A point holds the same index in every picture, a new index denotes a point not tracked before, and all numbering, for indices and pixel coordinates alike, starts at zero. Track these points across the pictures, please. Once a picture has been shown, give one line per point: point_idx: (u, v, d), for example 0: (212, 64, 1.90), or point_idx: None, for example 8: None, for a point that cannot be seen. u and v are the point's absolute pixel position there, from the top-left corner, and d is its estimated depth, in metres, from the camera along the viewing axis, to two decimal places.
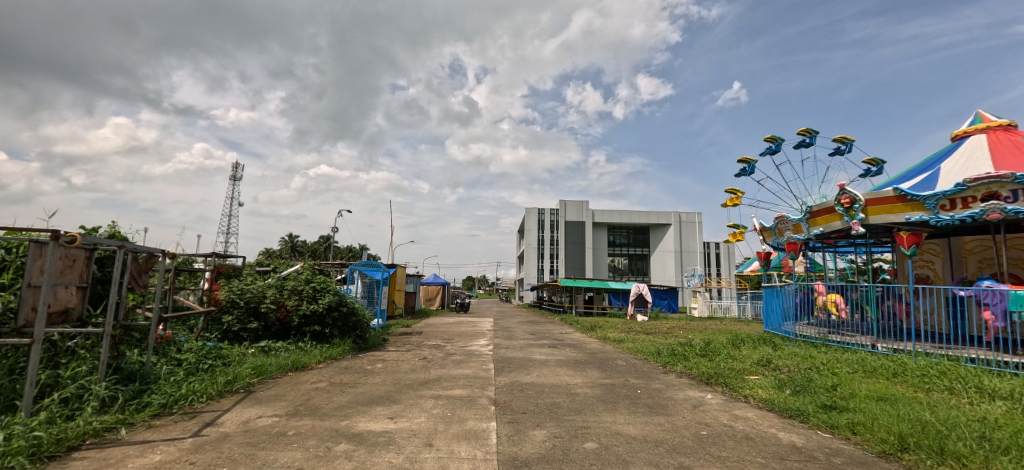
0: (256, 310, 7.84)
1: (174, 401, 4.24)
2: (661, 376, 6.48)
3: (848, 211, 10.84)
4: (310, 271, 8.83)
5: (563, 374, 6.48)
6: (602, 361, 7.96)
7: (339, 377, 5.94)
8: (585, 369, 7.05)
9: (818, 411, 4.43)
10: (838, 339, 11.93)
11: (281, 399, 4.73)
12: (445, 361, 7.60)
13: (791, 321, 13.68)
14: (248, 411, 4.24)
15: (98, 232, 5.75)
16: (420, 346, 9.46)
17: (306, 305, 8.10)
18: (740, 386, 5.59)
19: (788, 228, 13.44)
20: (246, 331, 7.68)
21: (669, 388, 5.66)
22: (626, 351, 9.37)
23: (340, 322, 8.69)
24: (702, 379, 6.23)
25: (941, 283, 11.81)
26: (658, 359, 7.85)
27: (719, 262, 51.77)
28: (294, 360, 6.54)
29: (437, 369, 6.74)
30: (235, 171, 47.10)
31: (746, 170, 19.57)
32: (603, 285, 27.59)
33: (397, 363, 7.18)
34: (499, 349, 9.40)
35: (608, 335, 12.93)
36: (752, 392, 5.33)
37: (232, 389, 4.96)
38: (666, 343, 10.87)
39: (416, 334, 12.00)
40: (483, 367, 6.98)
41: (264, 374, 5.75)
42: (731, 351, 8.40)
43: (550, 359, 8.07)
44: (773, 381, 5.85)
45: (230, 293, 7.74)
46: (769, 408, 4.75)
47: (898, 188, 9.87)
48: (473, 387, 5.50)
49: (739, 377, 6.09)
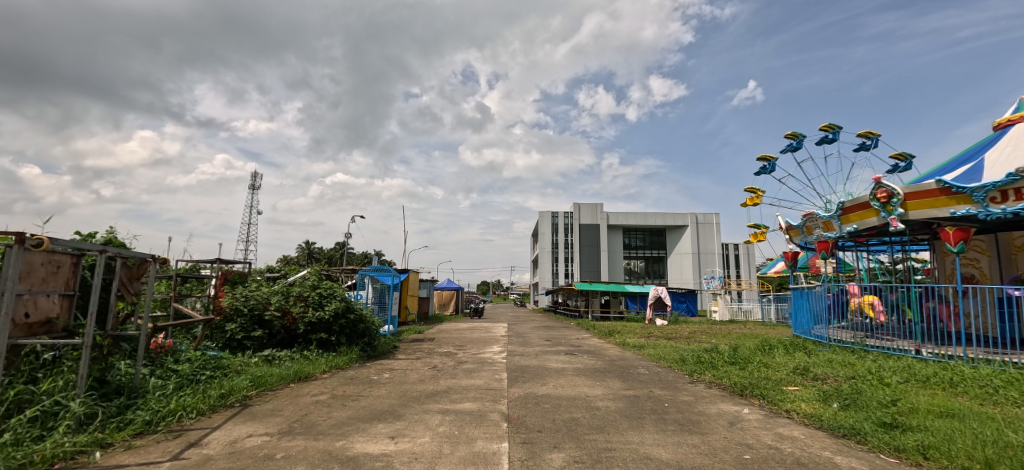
0: (260, 317, 7.56)
1: (159, 419, 3.94)
2: (689, 386, 5.95)
3: (884, 206, 10.13)
4: (316, 276, 8.54)
5: (582, 385, 5.99)
6: (623, 369, 7.44)
7: (342, 389, 5.57)
8: (606, 379, 6.54)
9: (877, 430, 3.89)
10: (877, 345, 11.10)
11: (276, 415, 4.38)
12: (455, 370, 7.19)
13: (823, 325, 12.87)
14: (238, 429, 3.90)
15: (94, 239, 5.62)
16: (430, 354, 9.08)
17: (311, 312, 7.82)
18: (780, 400, 5.04)
19: (818, 226, 12.70)
20: (250, 340, 7.41)
21: (700, 401, 5.14)
22: (647, 358, 8.85)
23: (348, 330, 8.36)
24: (735, 390, 5.68)
25: (988, 282, 11.00)
26: (684, 368, 7.30)
27: (738, 263, 50.39)
28: (297, 371, 6.22)
29: (447, 379, 6.33)
30: (254, 180, 48.04)
31: (766, 168, 18.86)
32: (620, 288, 26.94)
33: (405, 373, 6.80)
34: (512, 357, 8.95)
35: (627, 340, 12.35)
36: (796, 407, 4.77)
37: (226, 403, 4.64)
38: (690, 348, 10.25)
39: (428, 341, 11.64)
40: (495, 377, 6.53)
41: (264, 385, 5.42)
42: (762, 358, 7.81)
43: (568, 368, 7.58)
44: (817, 394, 5.28)
45: (234, 299, 7.48)
46: (817, 425, 4.23)
47: (941, 180, 9.13)
48: (484, 400, 5.06)
49: (776, 388, 5.53)
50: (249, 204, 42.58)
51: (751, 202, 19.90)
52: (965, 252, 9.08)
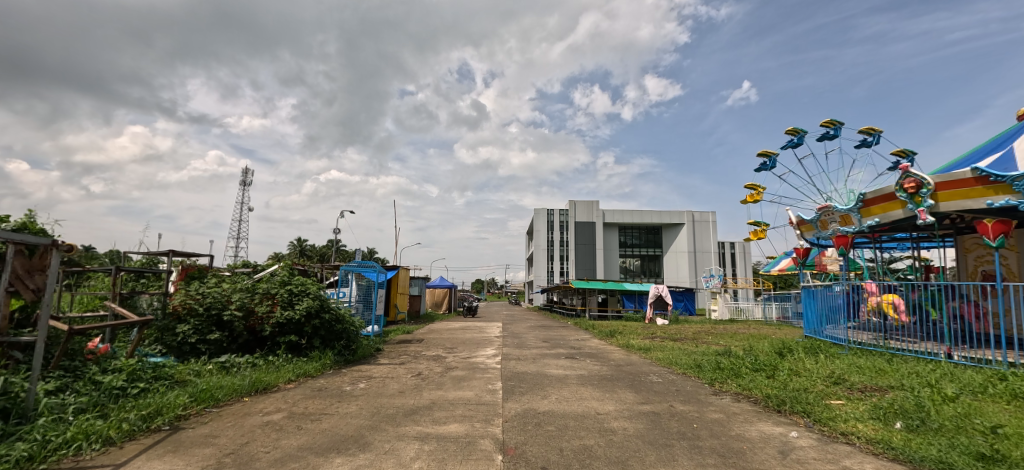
0: (219, 318, 6.60)
1: (47, 453, 3.03)
2: (715, 400, 5.08)
3: (912, 198, 9.34)
4: (287, 270, 7.55)
5: (589, 398, 5.07)
6: (634, 377, 6.54)
7: (304, 405, 4.64)
8: (615, 389, 5.65)
9: (976, 464, 3.03)
10: (902, 348, 10.11)
11: (208, 445, 3.45)
12: (443, 379, 6.25)
13: (840, 326, 11.85)
14: (148, 467, 2.99)
15: (3, 224, 4.68)
16: (416, 358, 8.16)
17: (279, 312, 6.87)
18: (830, 418, 4.20)
19: (834, 221, 11.87)
20: (205, 344, 6.44)
21: (734, 420, 4.28)
22: (657, 363, 7.98)
23: (323, 331, 7.41)
24: (770, 405, 4.82)
25: (1017, 280, 10.25)
26: (704, 376, 6.42)
27: (735, 262, 49.74)
28: (255, 381, 5.29)
29: (432, 392, 5.39)
30: (246, 177, 47.11)
31: (768, 163, 18.21)
32: (619, 286, 26.11)
33: (383, 383, 5.87)
34: (508, 362, 8.04)
35: (631, 342, 11.40)
36: (856, 430, 3.90)
37: (150, 427, 3.73)
38: (701, 352, 9.36)
39: (416, 343, 10.69)
40: (489, 388, 5.62)
41: (207, 401, 4.47)
42: (789, 364, 6.94)
43: (571, 375, 6.66)
44: (870, 411, 4.46)
45: (187, 298, 6.53)
46: (892, 456, 3.37)
47: (977, 168, 8.28)
48: (474, 420, 4.14)
49: (821, 403, 4.68)
50: (243, 203, 42.21)
51: (753, 200, 19.21)
52: (1004, 246, 8.27)
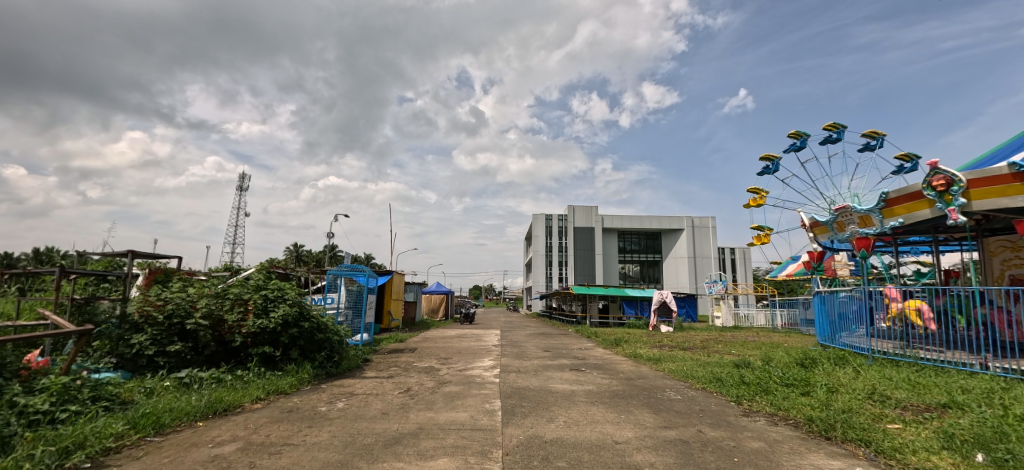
0: (182, 327, 5.90)
1: None
2: (749, 424, 4.36)
3: (941, 196, 8.71)
4: (262, 274, 6.86)
5: (603, 422, 4.35)
6: (648, 394, 5.80)
7: (265, 432, 3.89)
8: (631, 410, 4.91)
9: None
10: (931, 358, 9.22)
11: None
12: (434, 396, 5.51)
13: (858, 333, 11.04)
14: None
15: None
16: (407, 370, 7.45)
17: (251, 321, 6.15)
18: (896, 449, 3.49)
19: (852, 222, 11.22)
20: (165, 356, 5.71)
21: (780, 451, 3.58)
22: (671, 376, 7.26)
23: (301, 342, 6.68)
24: (815, 430, 4.12)
25: None
26: (728, 392, 5.71)
27: (735, 268, 49.03)
28: (214, 401, 4.55)
29: (420, 413, 4.64)
30: (241, 181, 46.38)
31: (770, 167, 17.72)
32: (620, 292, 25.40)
33: (365, 402, 5.12)
34: (507, 374, 7.34)
35: (638, 352, 10.66)
36: (933, 465, 3.20)
37: (64, 465, 2.97)
38: (716, 363, 8.64)
39: (407, 352, 9.99)
40: (485, 408, 4.87)
41: (149, 429, 3.73)
42: (820, 378, 6.22)
43: (578, 391, 5.94)
44: (941, 439, 3.75)
45: (145, 305, 5.79)
46: None
47: (1015, 164, 7.62)
48: (469, 454, 3.40)
49: (877, 429, 3.96)
50: None
51: (756, 204, 18.64)
52: None
